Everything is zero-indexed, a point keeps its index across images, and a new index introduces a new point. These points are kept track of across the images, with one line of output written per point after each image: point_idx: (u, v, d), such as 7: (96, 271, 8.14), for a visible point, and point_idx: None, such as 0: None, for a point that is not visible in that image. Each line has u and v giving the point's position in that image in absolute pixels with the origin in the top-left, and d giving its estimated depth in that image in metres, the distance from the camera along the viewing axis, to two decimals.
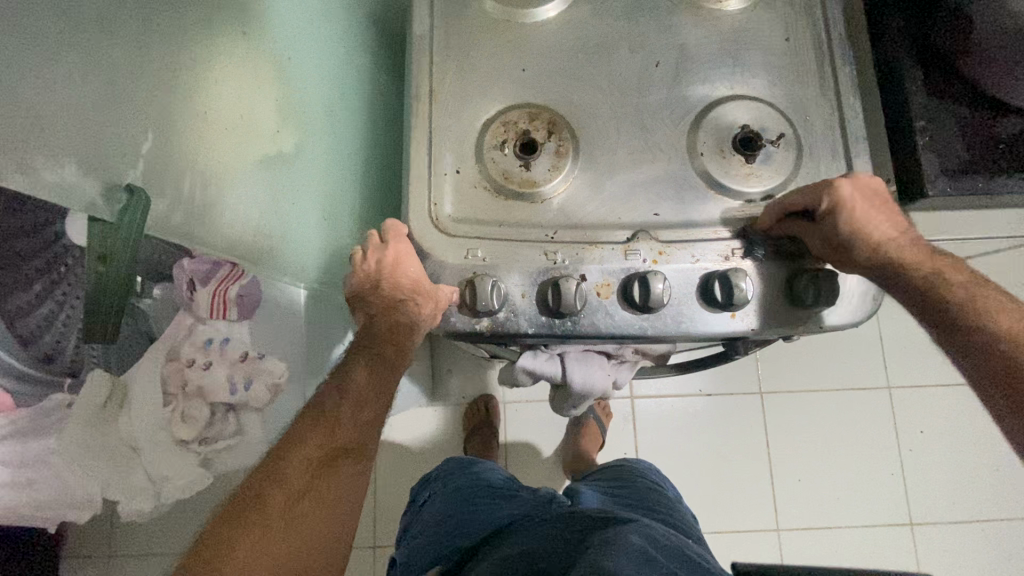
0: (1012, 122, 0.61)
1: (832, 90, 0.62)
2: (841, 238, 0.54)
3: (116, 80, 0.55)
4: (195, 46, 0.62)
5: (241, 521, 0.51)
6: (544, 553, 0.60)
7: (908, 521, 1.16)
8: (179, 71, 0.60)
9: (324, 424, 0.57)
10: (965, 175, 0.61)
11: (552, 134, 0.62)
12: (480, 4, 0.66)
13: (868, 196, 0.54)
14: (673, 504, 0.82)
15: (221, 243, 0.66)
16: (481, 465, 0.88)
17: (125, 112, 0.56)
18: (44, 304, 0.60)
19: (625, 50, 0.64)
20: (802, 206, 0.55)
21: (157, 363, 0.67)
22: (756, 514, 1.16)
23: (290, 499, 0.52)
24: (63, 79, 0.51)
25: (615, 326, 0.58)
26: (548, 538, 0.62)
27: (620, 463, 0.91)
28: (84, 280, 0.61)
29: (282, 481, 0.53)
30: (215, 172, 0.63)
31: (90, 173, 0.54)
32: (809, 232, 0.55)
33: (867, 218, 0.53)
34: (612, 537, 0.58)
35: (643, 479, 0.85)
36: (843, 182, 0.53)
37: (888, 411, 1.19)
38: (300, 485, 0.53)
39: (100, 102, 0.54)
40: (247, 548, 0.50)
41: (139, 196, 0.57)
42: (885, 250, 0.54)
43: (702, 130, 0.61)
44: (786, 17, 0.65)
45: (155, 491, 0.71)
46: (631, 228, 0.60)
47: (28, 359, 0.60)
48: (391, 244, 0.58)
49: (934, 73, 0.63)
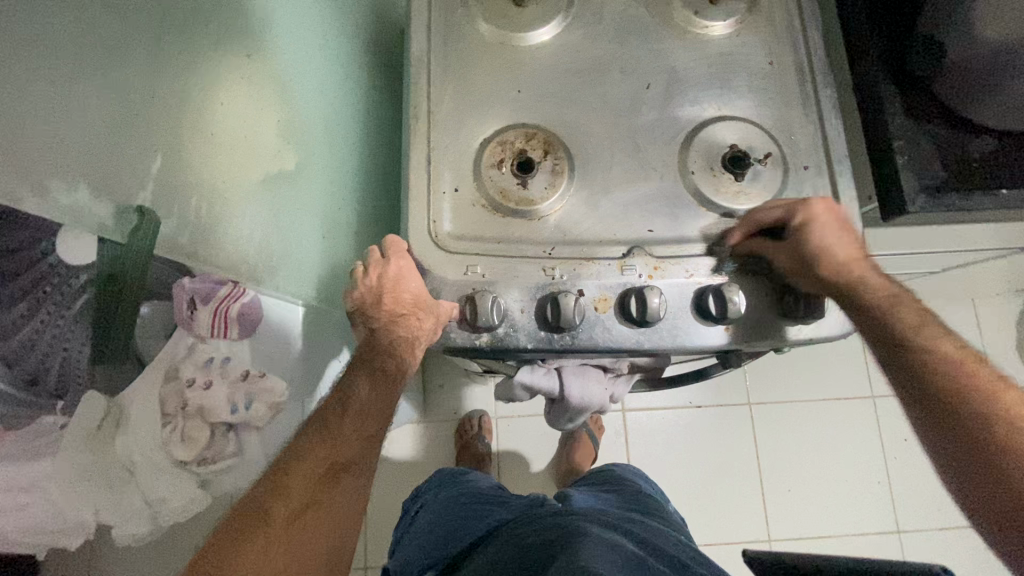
0: (983, 140, 0.61)
1: (815, 110, 0.65)
2: (805, 253, 0.57)
3: (134, 107, 0.55)
4: (205, 64, 0.61)
5: (245, 535, 0.51)
6: (534, 547, 0.60)
7: (896, 528, 1.18)
8: (189, 84, 0.60)
9: (326, 439, 0.57)
10: (943, 193, 0.59)
11: (548, 153, 0.63)
12: (476, 27, 0.68)
13: (836, 219, 0.58)
14: (661, 505, 0.83)
15: (227, 260, 0.67)
16: (471, 476, 0.88)
17: (140, 134, 0.56)
18: (25, 328, 0.51)
19: (617, 73, 0.67)
20: (771, 217, 0.58)
21: (156, 385, 0.64)
22: (748, 525, 1.17)
23: (292, 511, 0.53)
24: (77, 105, 0.50)
25: (613, 341, 0.59)
26: (539, 535, 0.62)
27: (608, 468, 0.91)
28: (73, 299, 0.55)
29: (285, 493, 0.54)
30: (218, 191, 0.64)
31: (103, 196, 0.54)
32: (775, 247, 0.58)
33: (835, 236, 0.57)
34: (603, 535, 0.59)
35: (632, 482, 0.86)
36: (815, 201, 0.58)
37: (872, 420, 1.22)
38: (302, 499, 0.54)
39: (112, 122, 0.53)
40: (251, 562, 0.49)
41: (149, 217, 0.58)
42: (846, 266, 0.56)
43: (693, 149, 0.63)
44: (769, 42, 0.68)
45: (152, 516, 0.67)
46: (626, 244, 0.61)
47: (12, 381, 0.51)
48: (393, 259, 0.60)
49: (910, 94, 0.62)
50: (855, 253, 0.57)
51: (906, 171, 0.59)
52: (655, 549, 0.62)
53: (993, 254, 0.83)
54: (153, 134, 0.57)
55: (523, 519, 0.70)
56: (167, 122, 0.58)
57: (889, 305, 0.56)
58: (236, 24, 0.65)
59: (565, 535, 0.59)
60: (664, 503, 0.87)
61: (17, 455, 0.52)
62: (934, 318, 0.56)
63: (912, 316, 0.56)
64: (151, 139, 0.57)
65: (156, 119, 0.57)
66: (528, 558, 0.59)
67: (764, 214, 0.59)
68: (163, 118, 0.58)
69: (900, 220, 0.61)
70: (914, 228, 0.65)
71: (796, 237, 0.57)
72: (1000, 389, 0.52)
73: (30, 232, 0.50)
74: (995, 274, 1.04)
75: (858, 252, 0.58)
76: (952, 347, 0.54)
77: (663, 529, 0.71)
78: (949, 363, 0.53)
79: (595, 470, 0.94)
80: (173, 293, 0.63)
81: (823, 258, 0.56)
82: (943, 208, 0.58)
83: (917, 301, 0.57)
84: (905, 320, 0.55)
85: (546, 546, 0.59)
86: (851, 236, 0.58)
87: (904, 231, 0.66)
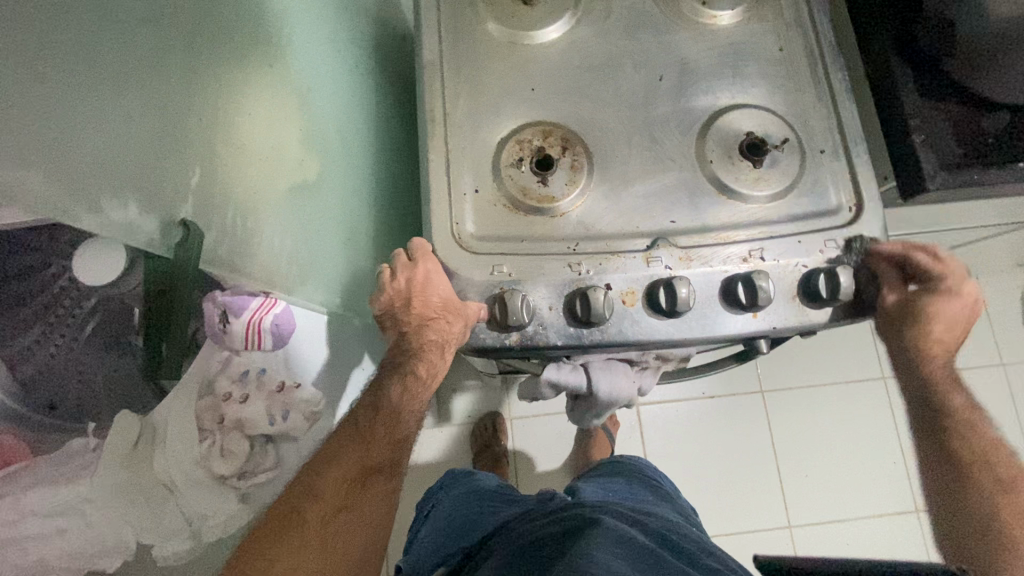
0: (1000, 116, 0.60)
1: (827, 94, 0.66)
2: (917, 313, 0.58)
3: (178, 123, 0.50)
4: (230, 68, 0.55)
5: (281, 536, 0.52)
6: (539, 540, 0.59)
7: (915, 508, 1.18)
8: (218, 87, 0.54)
9: (359, 441, 0.58)
10: (962, 169, 0.58)
11: (566, 150, 0.63)
12: (484, 27, 0.68)
13: (963, 307, 0.59)
14: (672, 498, 0.83)
15: (259, 271, 0.65)
16: (478, 475, 0.88)
17: (180, 150, 0.51)
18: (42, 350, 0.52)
19: (629, 67, 0.67)
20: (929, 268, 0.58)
21: (189, 400, 0.66)
22: (768, 512, 1.17)
23: (326, 514, 0.54)
24: (118, 120, 0.44)
25: (643, 333, 0.59)
26: (548, 528, 0.61)
27: (618, 459, 0.90)
28: (85, 320, 0.56)
29: (318, 496, 0.55)
30: (249, 205, 0.60)
31: (151, 211, 0.50)
32: (902, 287, 0.59)
33: (945, 317, 0.59)
34: (612, 525, 0.58)
35: (643, 476, 0.86)
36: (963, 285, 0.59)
37: (886, 401, 1.23)
38: (336, 501, 0.55)
39: (152, 137, 0.48)
40: (286, 562, 0.51)
41: (195, 230, 0.54)
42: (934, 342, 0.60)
43: (710, 139, 0.64)
44: (778, 30, 0.68)
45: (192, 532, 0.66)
46: (650, 236, 0.61)
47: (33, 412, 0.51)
48: (420, 262, 0.60)
49: (923, 73, 0.61)
50: (952, 341, 0.60)
51: (925, 150, 0.59)
52: (667, 542, 0.60)
53: (1003, 229, 0.84)
54: (192, 147, 0.52)
55: (531, 514, 0.69)
56: (204, 133, 0.53)
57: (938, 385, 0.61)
58: (257, 30, 0.59)
59: (575, 527, 0.58)
60: (677, 494, 0.87)
61: (47, 480, 0.51)
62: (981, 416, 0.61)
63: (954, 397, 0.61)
64: (161, 145, 0.49)
65: (191, 130, 0.52)
66: (537, 549, 0.57)
67: (934, 266, 0.58)
68: (142, 96, 0.46)
69: (919, 200, 0.61)
70: (932, 206, 0.65)
71: (925, 294, 0.58)
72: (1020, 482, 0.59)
73: (43, 258, 0.50)
74: (1003, 249, 1.05)
75: (948, 350, 0.61)
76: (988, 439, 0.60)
77: (676, 522, 0.69)
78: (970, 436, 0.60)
79: (603, 462, 0.93)
80: (203, 309, 0.64)
81: (921, 329, 0.59)
82: (961, 184, 0.58)
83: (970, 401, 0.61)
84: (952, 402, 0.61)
85: (554, 538, 0.58)
86: (957, 331, 0.60)
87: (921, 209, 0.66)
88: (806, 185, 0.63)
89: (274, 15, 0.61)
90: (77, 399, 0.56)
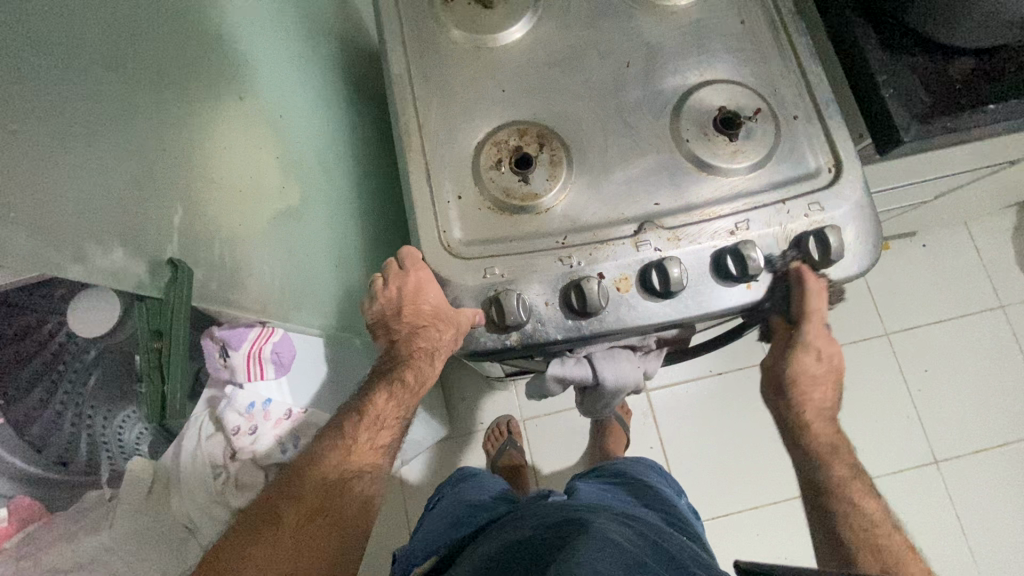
0: (961, 62, 0.61)
1: (793, 59, 0.66)
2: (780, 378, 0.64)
3: (158, 162, 0.48)
4: (200, 102, 0.55)
5: (256, 535, 0.54)
6: (531, 541, 0.58)
7: (933, 459, 1.18)
8: (190, 122, 0.53)
9: (343, 444, 0.60)
10: (934, 117, 0.59)
11: (543, 146, 0.64)
12: (448, 35, 0.69)
13: (829, 370, 0.63)
14: (670, 501, 0.83)
15: (253, 303, 0.59)
16: (482, 477, 0.87)
17: (160, 187, 0.48)
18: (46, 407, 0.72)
19: (596, 57, 0.68)
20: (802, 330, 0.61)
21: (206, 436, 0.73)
22: (788, 480, 1.17)
23: (303, 515, 0.56)
24: (100, 163, 0.43)
25: (640, 317, 0.59)
26: (541, 527, 0.60)
27: (624, 463, 0.92)
28: None
29: (297, 497, 0.56)
30: (238, 238, 0.58)
31: (137, 249, 0.45)
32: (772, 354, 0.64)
33: (807, 382, 0.63)
34: (604, 532, 0.57)
35: (644, 477, 0.87)
36: (818, 348, 0.62)
37: (891, 357, 1.24)
38: (313, 502, 0.57)
39: (135, 177, 0.46)
40: (258, 561, 0.52)
41: (183, 269, 0.47)
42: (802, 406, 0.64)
43: (683, 117, 0.64)
44: (737, 3, 0.69)
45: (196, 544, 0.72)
46: (636, 221, 0.62)
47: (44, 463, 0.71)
48: (411, 271, 0.61)
49: (884, 30, 0.62)
50: (823, 400, 0.64)
51: (895, 103, 0.60)
52: (654, 545, 0.59)
53: (980, 174, 0.85)
54: (173, 184, 0.50)
55: (520, 513, 0.68)
56: (184, 171, 0.52)
57: (807, 423, 0.64)
58: (223, 61, 0.59)
59: (566, 531, 0.58)
60: (677, 502, 0.86)
61: None
62: (863, 474, 0.63)
63: (825, 428, 0.64)
64: (143, 187, 0.47)
65: (170, 169, 0.50)
66: (527, 548, 0.57)
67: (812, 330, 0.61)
68: (118, 146, 0.44)
69: (896, 153, 0.62)
70: (910, 157, 0.66)
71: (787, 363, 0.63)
72: (907, 567, 0.57)
73: None
74: (987, 193, 1.06)
75: (821, 414, 0.64)
76: (872, 511, 0.61)
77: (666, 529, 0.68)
78: (843, 477, 0.62)
79: (608, 464, 0.94)
80: (203, 345, 0.69)
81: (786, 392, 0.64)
82: (937, 133, 0.58)
83: (852, 450, 0.64)
84: (814, 436, 0.64)
85: (545, 538, 0.58)
86: (824, 391, 0.64)
87: (899, 161, 0.67)
88: (784, 152, 0.63)
89: (237, 48, 0.62)
90: (109, 456, 0.73)
